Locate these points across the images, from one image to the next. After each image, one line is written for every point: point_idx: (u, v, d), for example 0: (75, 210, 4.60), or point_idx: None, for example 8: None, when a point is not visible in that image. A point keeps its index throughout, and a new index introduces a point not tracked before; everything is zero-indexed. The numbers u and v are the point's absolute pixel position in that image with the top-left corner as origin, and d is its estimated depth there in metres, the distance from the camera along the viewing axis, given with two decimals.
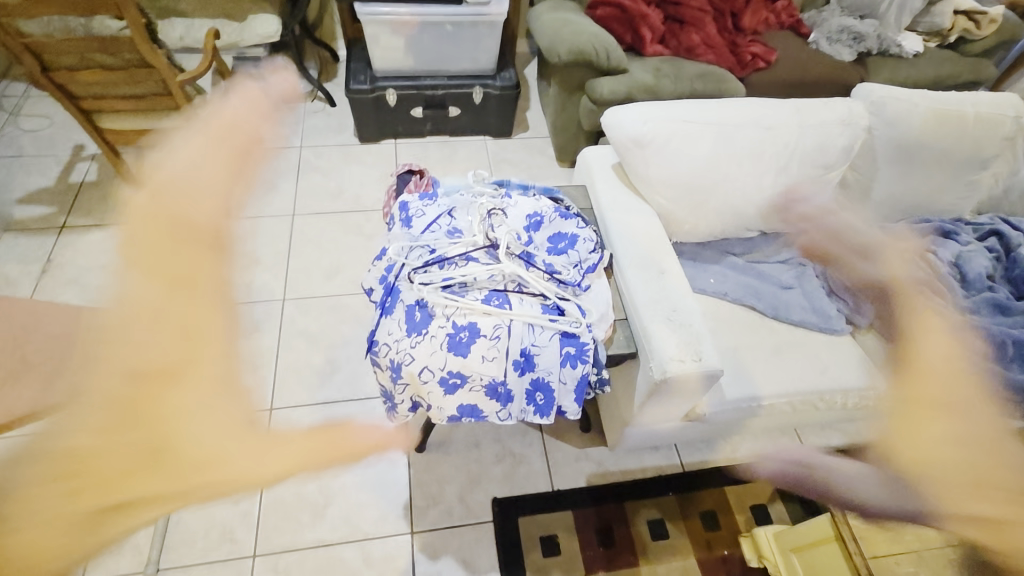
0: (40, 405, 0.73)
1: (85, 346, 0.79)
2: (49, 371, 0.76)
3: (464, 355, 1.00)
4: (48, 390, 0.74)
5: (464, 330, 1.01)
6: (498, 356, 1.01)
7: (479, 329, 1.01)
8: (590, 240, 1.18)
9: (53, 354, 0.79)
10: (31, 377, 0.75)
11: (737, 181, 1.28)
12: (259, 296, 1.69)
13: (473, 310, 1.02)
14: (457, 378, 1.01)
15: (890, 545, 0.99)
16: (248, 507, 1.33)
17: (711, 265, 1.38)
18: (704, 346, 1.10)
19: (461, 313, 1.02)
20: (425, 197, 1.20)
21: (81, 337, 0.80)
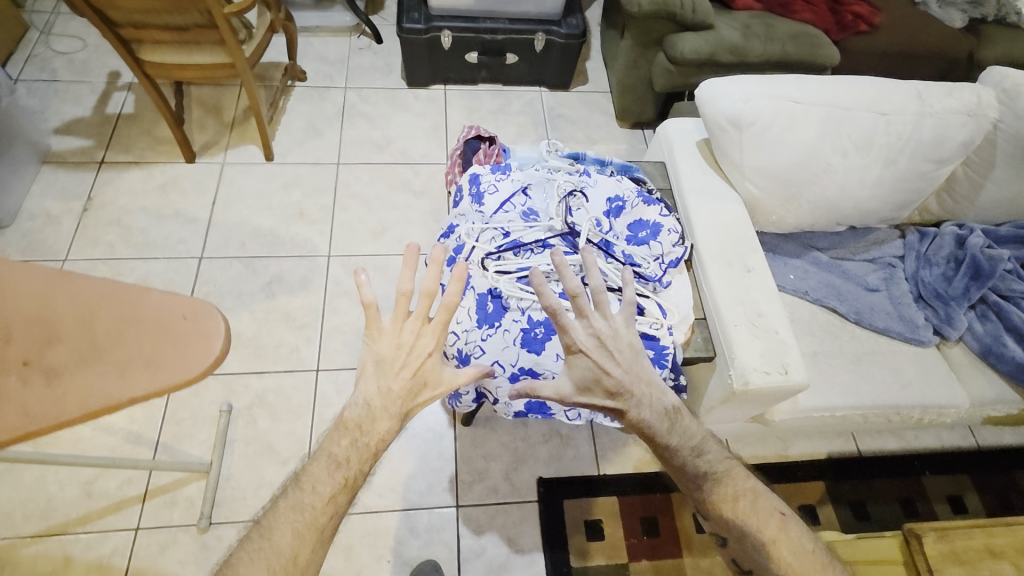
0: (111, 400, 0.68)
1: (151, 330, 0.73)
2: (119, 361, 0.71)
3: (538, 352, 0.94)
4: (119, 383, 0.69)
5: (540, 326, 0.95)
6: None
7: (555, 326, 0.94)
8: (673, 229, 1.07)
9: (118, 337, 0.73)
10: (102, 367, 0.70)
11: (840, 173, 1.15)
12: (304, 252, 1.63)
13: None
14: (528, 374, 0.95)
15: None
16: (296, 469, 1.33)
17: (792, 259, 1.29)
18: (791, 356, 1.00)
19: (537, 307, 0.96)
20: (497, 170, 1.09)
21: (147, 319, 0.74)
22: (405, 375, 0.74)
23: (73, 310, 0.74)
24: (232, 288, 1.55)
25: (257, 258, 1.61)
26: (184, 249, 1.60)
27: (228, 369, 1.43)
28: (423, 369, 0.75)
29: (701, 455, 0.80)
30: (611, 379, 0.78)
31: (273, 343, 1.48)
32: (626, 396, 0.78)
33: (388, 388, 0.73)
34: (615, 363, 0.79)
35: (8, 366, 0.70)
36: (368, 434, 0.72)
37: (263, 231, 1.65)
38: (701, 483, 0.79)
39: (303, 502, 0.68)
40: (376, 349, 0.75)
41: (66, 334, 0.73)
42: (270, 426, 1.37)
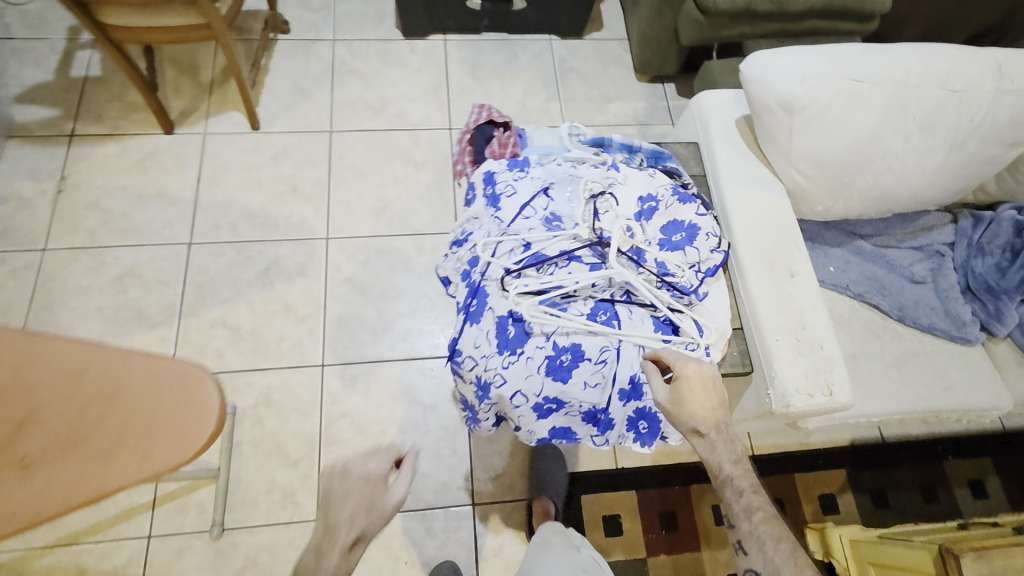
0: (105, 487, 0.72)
1: (144, 396, 0.77)
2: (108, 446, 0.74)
3: (564, 381, 0.86)
4: (112, 469, 0.73)
5: (567, 353, 0.86)
6: (604, 384, 0.87)
7: (583, 352, 0.86)
8: (712, 232, 0.97)
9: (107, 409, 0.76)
10: (90, 453, 0.74)
11: (900, 158, 1.01)
12: (300, 235, 1.52)
13: (577, 329, 0.86)
14: (554, 403, 0.88)
15: None
16: (308, 471, 1.29)
17: (833, 249, 1.18)
18: (836, 373, 0.93)
19: (563, 331, 0.87)
20: (515, 168, 0.97)
21: (130, 394, 0.77)
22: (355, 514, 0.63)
23: (48, 381, 0.76)
24: (226, 278, 1.45)
25: (250, 242, 1.50)
26: (171, 235, 1.48)
27: (229, 366, 1.36)
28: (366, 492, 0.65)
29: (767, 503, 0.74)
30: (700, 411, 0.77)
31: (274, 336, 1.40)
32: (708, 430, 0.77)
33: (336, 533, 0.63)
34: (705, 400, 0.78)
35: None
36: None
37: (255, 212, 1.54)
38: (757, 526, 0.73)
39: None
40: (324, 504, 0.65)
41: (43, 416, 0.75)
42: (278, 426, 1.32)
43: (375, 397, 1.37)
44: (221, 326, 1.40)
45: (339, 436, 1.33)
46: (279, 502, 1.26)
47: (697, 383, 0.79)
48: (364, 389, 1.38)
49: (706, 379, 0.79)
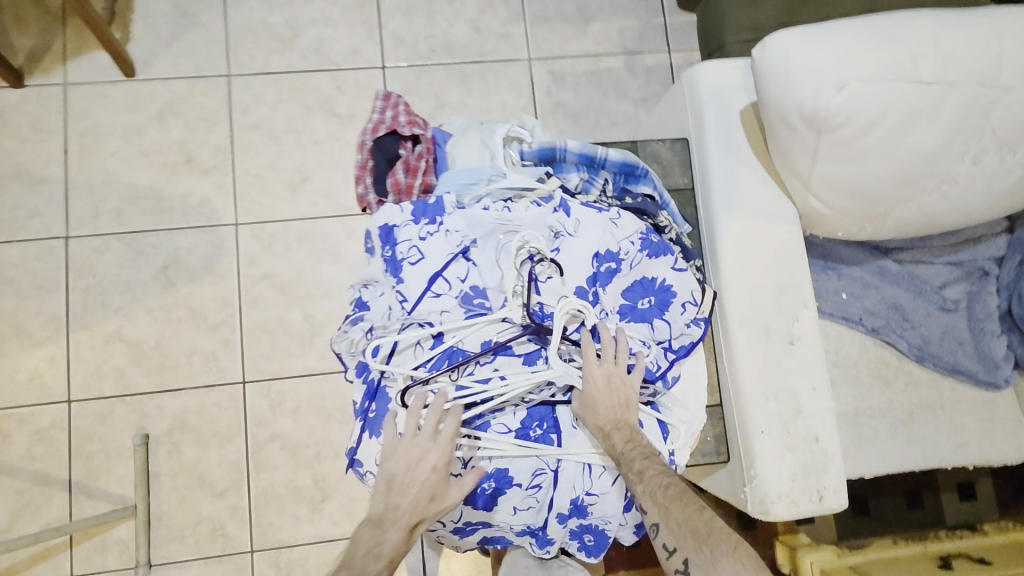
0: None
1: None
2: None
3: (488, 509, 0.70)
4: None
5: (489, 481, 0.69)
6: (537, 506, 0.71)
7: (511, 478, 0.69)
8: (691, 298, 0.73)
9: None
10: None
11: (961, 185, 0.73)
12: (201, 220, 1.25)
13: (504, 451, 0.68)
14: (478, 527, 0.72)
15: None
16: (236, 501, 1.18)
17: (849, 270, 0.93)
18: (831, 474, 0.75)
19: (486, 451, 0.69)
20: (422, 216, 0.69)
21: None
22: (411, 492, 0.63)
23: None
24: (117, 279, 1.22)
25: (141, 232, 1.23)
26: (43, 227, 1.21)
27: (134, 388, 1.19)
28: (429, 485, 0.64)
29: (674, 478, 0.66)
30: (601, 407, 0.67)
31: (184, 350, 1.21)
32: (610, 426, 0.67)
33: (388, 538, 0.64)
34: (609, 392, 0.68)
35: None
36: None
37: (143, 192, 1.25)
38: (666, 501, 0.64)
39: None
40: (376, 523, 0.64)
41: None
42: (199, 454, 1.18)
43: (307, 416, 1.21)
44: (119, 340, 1.20)
45: (269, 461, 1.19)
46: (208, 535, 1.16)
47: (599, 374, 0.68)
48: (293, 407, 1.21)
49: (611, 369, 0.68)
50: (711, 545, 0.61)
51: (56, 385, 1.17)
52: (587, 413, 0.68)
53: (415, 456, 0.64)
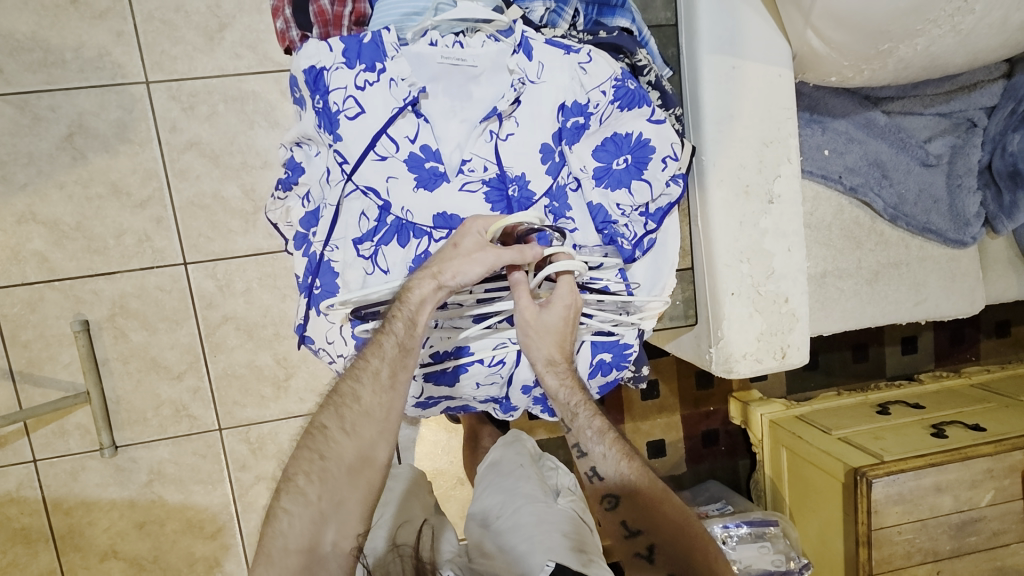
0: None
1: None
2: None
3: (451, 384, 0.70)
4: None
5: (450, 358, 0.68)
6: (500, 380, 0.71)
7: (472, 354, 0.68)
8: (671, 153, 0.64)
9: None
10: None
11: (977, 15, 0.62)
12: (104, 77, 1.06)
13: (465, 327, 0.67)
14: (440, 399, 0.73)
15: (899, 517, 0.97)
16: (196, 383, 1.14)
17: (835, 122, 0.86)
18: (797, 332, 0.74)
19: (444, 331, 0.67)
20: (355, 58, 0.57)
21: None
22: (446, 267, 0.57)
23: None
24: (16, 150, 1.05)
25: (33, 93, 1.05)
26: None
27: (61, 272, 1.08)
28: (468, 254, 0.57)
29: (630, 446, 0.75)
30: (551, 346, 0.66)
31: (111, 229, 1.09)
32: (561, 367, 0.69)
33: (416, 289, 0.58)
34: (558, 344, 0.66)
35: None
36: (380, 371, 0.61)
37: (23, 42, 1.03)
38: (627, 472, 0.73)
39: (351, 410, 0.62)
40: (405, 288, 0.59)
41: None
42: (147, 338, 1.12)
43: (260, 296, 1.14)
44: (33, 220, 1.07)
45: (225, 343, 1.14)
46: (172, 417, 1.14)
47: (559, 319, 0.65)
48: (244, 288, 1.13)
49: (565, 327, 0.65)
50: (682, 523, 0.71)
51: None
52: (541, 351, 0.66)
53: (468, 245, 0.57)
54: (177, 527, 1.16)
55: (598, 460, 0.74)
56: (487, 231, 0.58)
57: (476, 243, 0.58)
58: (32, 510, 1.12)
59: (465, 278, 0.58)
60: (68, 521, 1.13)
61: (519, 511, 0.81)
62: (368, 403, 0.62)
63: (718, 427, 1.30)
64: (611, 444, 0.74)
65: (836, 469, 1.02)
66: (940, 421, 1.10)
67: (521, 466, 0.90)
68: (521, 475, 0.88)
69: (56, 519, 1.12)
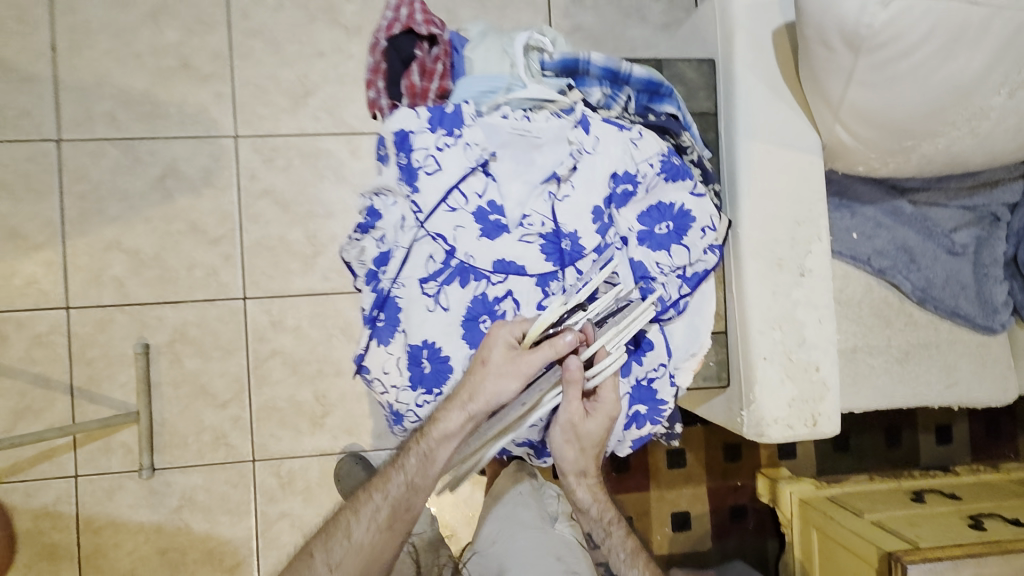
0: None
1: None
2: None
3: None
4: None
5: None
6: (539, 424, 0.75)
7: None
8: (709, 224, 0.71)
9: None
10: None
11: (992, 120, 0.71)
12: (200, 129, 1.20)
13: None
14: None
15: None
16: (238, 412, 1.19)
17: (863, 207, 0.92)
18: (829, 401, 0.77)
19: None
20: (438, 125, 0.66)
21: None
22: (476, 397, 0.65)
23: None
24: (114, 186, 1.18)
25: (138, 139, 1.19)
26: (34, 127, 1.16)
27: (134, 298, 1.18)
28: (503, 363, 0.63)
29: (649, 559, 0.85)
30: (579, 459, 0.77)
31: (184, 262, 1.19)
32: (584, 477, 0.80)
33: (441, 423, 0.67)
34: (574, 456, 0.76)
35: None
36: (380, 508, 0.71)
37: (137, 97, 1.19)
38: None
39: (341, 546, 0.70)
40: (433, 419, 0.68)
41: None
42: (200, 365, 1.19)
43: (309, 334, 1.21)
44: (117, 249, 1.18)
45: (270, 376, 1.20)
46: (211, 444, 1.18)
47: (596, 427, 0.72)
48: (296, 325, 1.21)
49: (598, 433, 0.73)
50: None
51: (54, 291, 1.16)
52: (570, 460, 0.77)
53: (505, 358, 0.64)
54: (197, 557, 1.17)
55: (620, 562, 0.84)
56: (520, 336, 0.64)
57: (504, 354, 0.64)
58: (64, 526, 1.14)
59: (494, 396, 0.64)
60: (95, 541, 1.15)
61: (515, 537, 0.85)
62: (357, 541, 0.70)
63: (746, 503, 1.30)
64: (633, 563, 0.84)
65: (868, 555, 1.00)
66: (979, 513, 1.07)
67: (518, 490, 0.94)
68: (518, 499, 0.93)
69: (85, 537, 1.15)
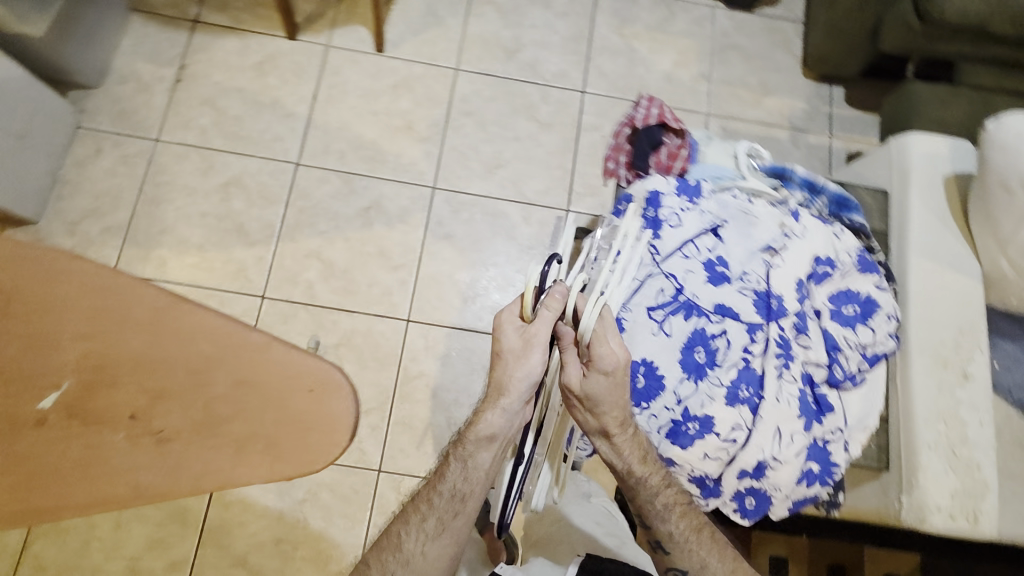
0: (201, 480, 0.62)
1: None
2: None
3: (684, 447, 0.78)
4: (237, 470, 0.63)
5: (695, 422, 0.78)
6: (723, 458, 0.79)
7: (715, 424, 0.78)
8: (891, 313, 0.84)
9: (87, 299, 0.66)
10: (212, 439, 0.64)
11: None
12: (407, 177, 1.44)
13: (714, 400, 0.78)
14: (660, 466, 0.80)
15: None
16: (378, 421, 1.29)
17: (1005, 342, 1.03)
18: (988, 500, 0.83)
19: (697, 398, 0.79)
20: (683, 193, 0.84)
21: None
22: (501, 388, 0.72)
23: (183, 357, 0.65)
24: (328, 208, 1.41)
25: (357, 175, 1.43)
26: (281, 150, 1.43)
27: (318, 301, 1.35)
28: (514, 352, 0.69)
29: (692, 511, 0.77)
30: (608, 417, 0.72)
31: (366, 280, 1.37)
32: (620, 437, 0.74)
33: (481, 425, 0.74)
34: (596, 418, 0.73)
35: (115, 417, 0.64)
36: (428, 518, 0.76)
37: (366, 144, 1.46)
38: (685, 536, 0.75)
39: (393, 556, 0.74)
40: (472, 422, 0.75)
41: (171, 389, 0.64)
42: (356, 371, 1.32)
43: (455, 364, 1.34)
44: (316, 258, 1.37)
45: (413, 395, 1.31)
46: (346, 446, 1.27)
47: (609, 385, 0.70)
48: (446, 354, 1.34)
49: (614, 385, 0.70)
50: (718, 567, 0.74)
51: (257, 282, 1.35)
52: (598, 420, 0.73)
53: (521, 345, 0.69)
54: (307, 554, 1.21)
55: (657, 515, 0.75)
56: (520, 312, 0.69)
57: (517, 338, 0.69)
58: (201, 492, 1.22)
59: (518, 374, 0.70)
60: (222, 515, 1.21)
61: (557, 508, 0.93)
62: (409, 551, 0.74)
63: None
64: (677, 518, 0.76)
65: None
66: None
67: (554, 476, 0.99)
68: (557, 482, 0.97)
69: (214, 510, 1.21)
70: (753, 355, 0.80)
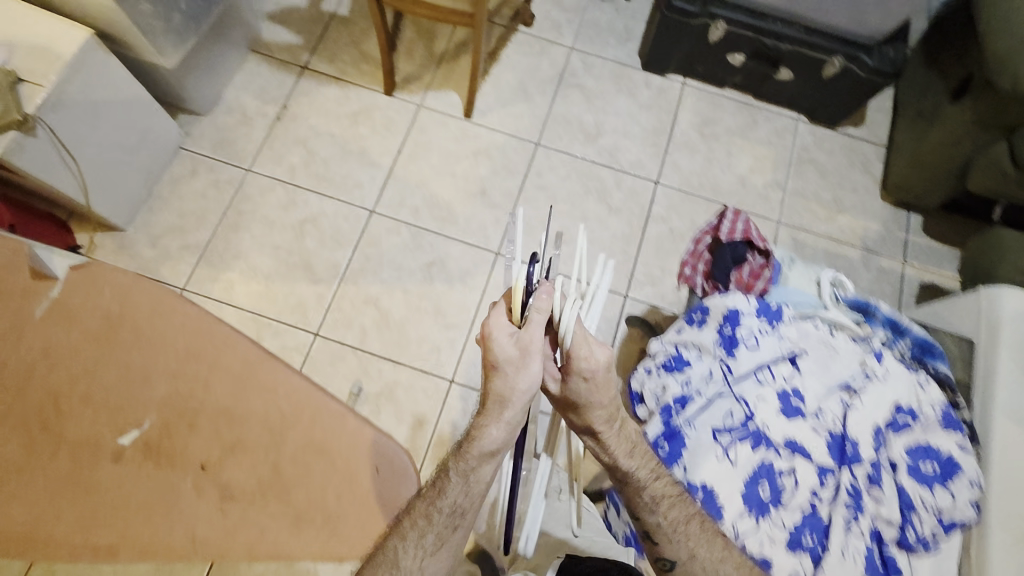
0: None
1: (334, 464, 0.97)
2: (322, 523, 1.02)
3: None
4: None
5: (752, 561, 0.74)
6: None
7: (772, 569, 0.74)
8: (976, 480, 0.76)
9: (193, 343, 0.91)
10: None
11: None
12: (473, 240, 1.47)
13: (774, 541, 0.75)
14: None
15: None
16: None
17: None
18: None
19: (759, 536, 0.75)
20: (764, 315, 0.84)
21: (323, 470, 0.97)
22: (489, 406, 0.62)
23: (273, 408, 0.93)
24: (393, 258, 1.44)
25: (426, 231, 1.47)
26: (358, 197, 1.49)
27: (367, 347, 1.37)
28: (504, 368, 0.60)
29: (680, 495, 0.71)
30: (599, 420, 0.65)
31: (417, 334, 1.38)
32: (610, 436, 0.67)
33: (479, 445, 0.64)
34: (591, 425, 0.66)
35: (183, 454, 0.85)
36: (425, 537, 0.67)
37: (439, 202, 1.50)
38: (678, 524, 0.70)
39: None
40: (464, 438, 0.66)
41: (243, 427, 0.95)
42: (393, 424, 1.31)
43: None
44: (374, 304, 1.40)
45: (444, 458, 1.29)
46: None
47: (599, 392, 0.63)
48: None
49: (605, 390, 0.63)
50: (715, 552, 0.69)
51: (313, 319, 1.38)
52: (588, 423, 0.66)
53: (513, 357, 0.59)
54: None
55: (650, 507, 0.70)
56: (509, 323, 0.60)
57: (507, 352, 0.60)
58: None
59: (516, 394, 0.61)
60: None
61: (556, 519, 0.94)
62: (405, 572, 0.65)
63: None
64: (670, 506, 0.70)
65: None
66: None
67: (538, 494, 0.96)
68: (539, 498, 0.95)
69: None
70: (818, 498, 0.77)
